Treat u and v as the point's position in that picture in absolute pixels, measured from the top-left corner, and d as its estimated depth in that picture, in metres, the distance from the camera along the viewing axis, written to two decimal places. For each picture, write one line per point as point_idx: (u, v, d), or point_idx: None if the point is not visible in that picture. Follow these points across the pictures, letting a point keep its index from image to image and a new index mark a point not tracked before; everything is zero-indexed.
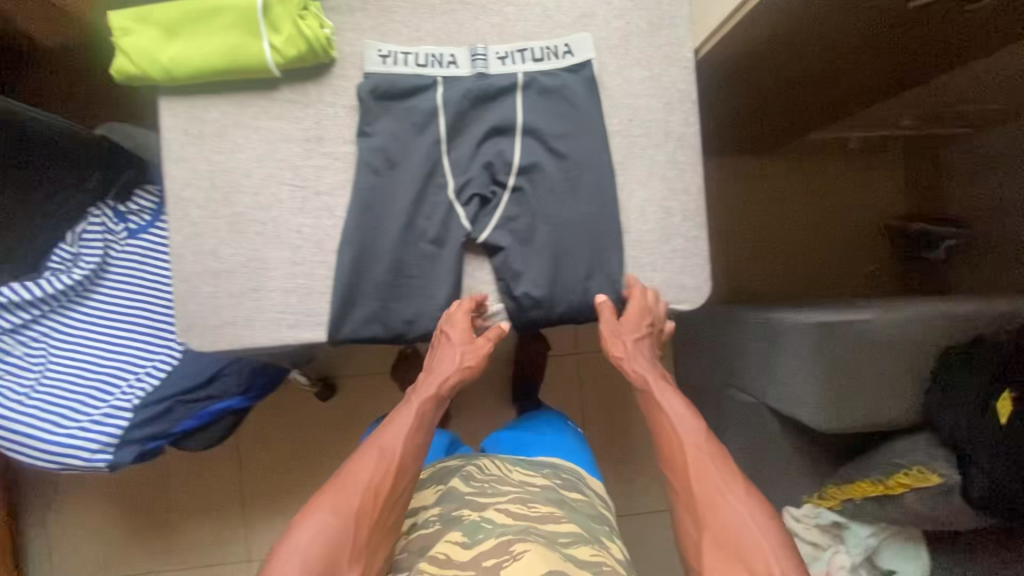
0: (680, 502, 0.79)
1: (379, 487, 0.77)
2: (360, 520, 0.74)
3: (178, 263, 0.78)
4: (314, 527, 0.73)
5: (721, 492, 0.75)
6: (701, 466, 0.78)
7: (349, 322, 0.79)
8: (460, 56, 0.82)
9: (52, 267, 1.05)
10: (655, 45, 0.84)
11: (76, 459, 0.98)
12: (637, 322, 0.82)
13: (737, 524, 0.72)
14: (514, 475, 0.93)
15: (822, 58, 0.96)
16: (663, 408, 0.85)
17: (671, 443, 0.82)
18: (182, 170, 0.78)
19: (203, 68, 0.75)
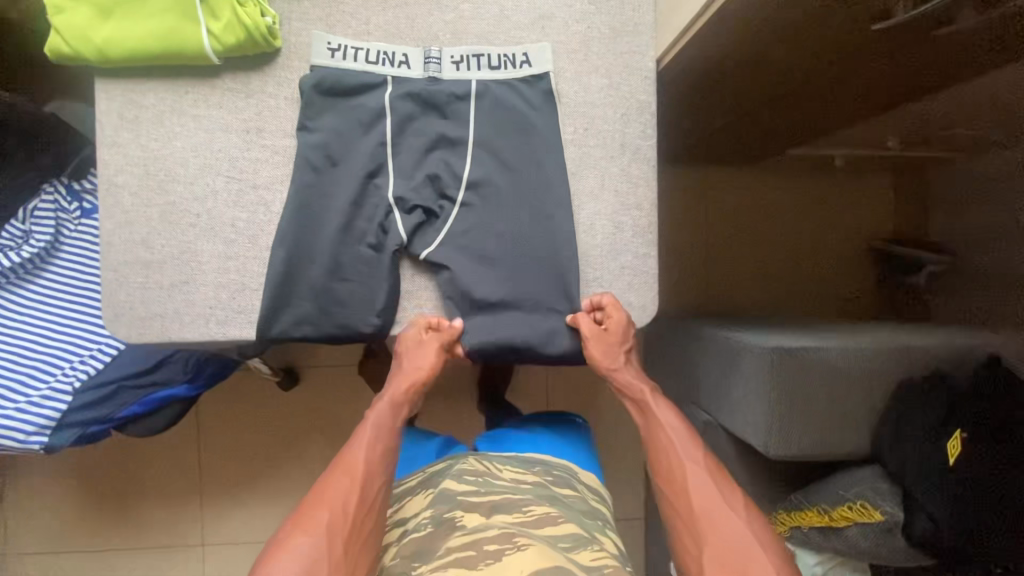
0: (676, 518, 0.73)
1: (351, 502, 0.72)
2: (335, 537, 0.68)
3: (107, 250, 0.76)
4: (286, 556, 0.66)
5: (719, 504, 0.71)
6: (700, 479, 0.74)
7: (280, 321, 0.77)
8: (413, 57, 0.79)
9: (3, 243, 1.03)
10: (615, 52, 0.81)
11: (10, 440, 0.96)
12: (621, 335, 0.80)
13: (739, 537, 0.68)
14: (506, 473, 0.87)
15: (796, 70, 0.93)
16: (657, 418, 0.83)
17: (667, 453, 0.78)
18: (115, 155, 0.76)
19: (138, 51, 0.72)
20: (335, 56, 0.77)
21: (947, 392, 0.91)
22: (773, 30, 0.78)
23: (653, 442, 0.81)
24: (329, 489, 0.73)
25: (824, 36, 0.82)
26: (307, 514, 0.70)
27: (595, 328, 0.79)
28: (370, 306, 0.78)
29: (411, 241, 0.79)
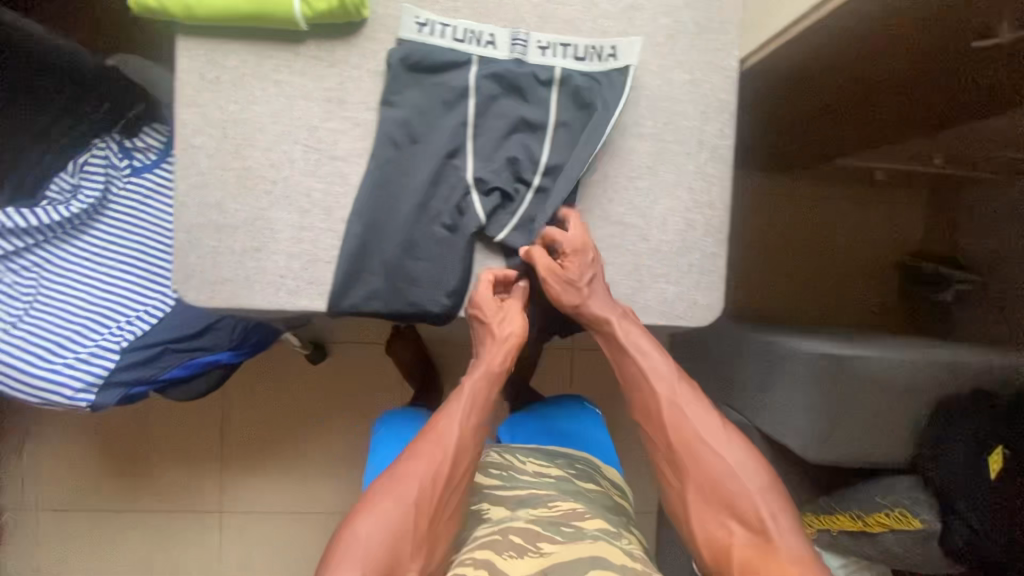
0: (658, 453, 0.77)
1: (438, 478, 0.71)
2: (421, 515, 0.69)
3: (181, 212, 0.75)
4: (373, 523, 0.67)
5: (699, 437, 0.74)
6: (678, 415, 0.76)
7: (351, 295, 0.77)
8: (501, 38, 0.78)
9: (49, 197, 1.01)
10: (700, 49, 0.81)
11: (58, 396, 0.95)
12: (577, 264, 0.77)
13: (722, 472, 0.72)
14: (528, 466, 0.89)
15: (872, 77, 0.93)
16: (627, 351, 0.79)
17: (644, 390, 0.79)
18: (194, 116, 0.75)
19: (227, 11, 0.71)
20: (424, 31, 0.76)
21: (991, 408, 0.94)
22: (862, 36, 0.78)
23: (630, 377, 0.80)
24: (418, 461, 0.72)
25: (912, 44, 0.82)
26: (392, 482, 0.71)
27: (551, 266, 0.77)
28: (440, 286, 0.78)
29: (485, 226, 0.78)
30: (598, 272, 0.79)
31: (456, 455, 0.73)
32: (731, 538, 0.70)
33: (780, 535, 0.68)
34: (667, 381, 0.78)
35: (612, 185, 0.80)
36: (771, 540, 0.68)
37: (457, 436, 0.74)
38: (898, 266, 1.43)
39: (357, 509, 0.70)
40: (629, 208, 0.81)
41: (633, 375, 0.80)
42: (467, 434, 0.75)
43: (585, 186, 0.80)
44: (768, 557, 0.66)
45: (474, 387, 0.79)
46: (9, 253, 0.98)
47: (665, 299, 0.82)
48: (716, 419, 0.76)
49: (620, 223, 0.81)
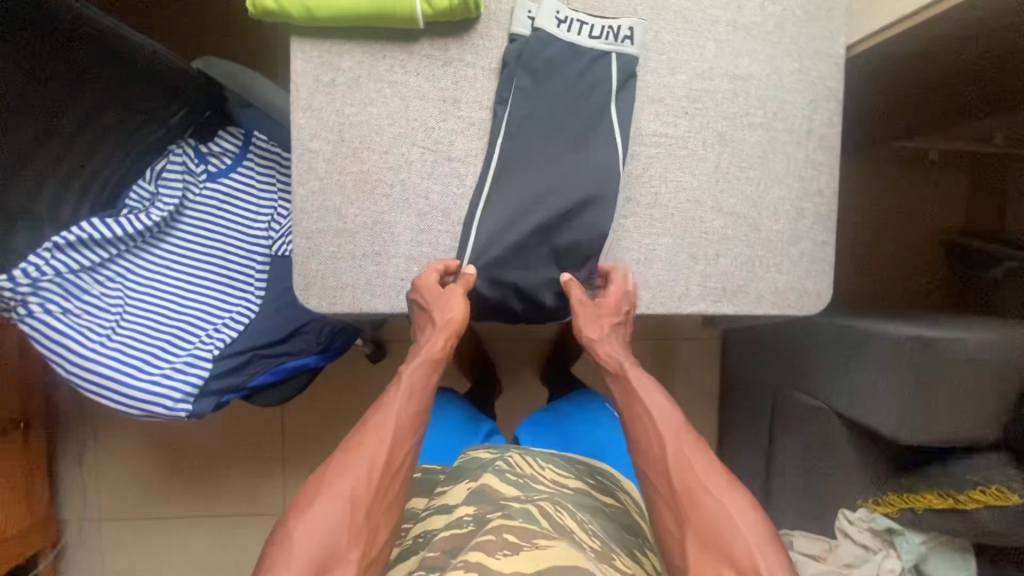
0: (654, 495, 0.68)
1: (376, 466, 0.66)
2: (357, 505, 0.63)
3: (300, 218, 0.74)
4: (306, 521, 0.61)
5: (701, 482, 0.66)
6: (683, 462, 0.68)
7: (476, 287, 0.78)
8: (603, 31, 0.76)
9: (130, 205, 0.98)
10: (808, 36, 0.80)
11: (158, 407, 0.92)
12: (615, 307, 0.78)
13: (725, 522, 0.63)
14: (546, 474, 0.87)
15: (961, 58, 0.94)
16: (635, 390, 0.75)
17: (648, 429, 0.71)
18: (310, 119, 0.74)
19: (345, 10, 0.70)
20: (535, 26, 0.75)
21: None
22: (974, 17, 0.78)
23: (630, 416, 0.73)
24: (356, 453, 0.66)
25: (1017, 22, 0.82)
26: (326, 477, 0.65)
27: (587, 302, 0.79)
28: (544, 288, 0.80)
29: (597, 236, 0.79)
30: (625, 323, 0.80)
31: (394, 442, 0.68)
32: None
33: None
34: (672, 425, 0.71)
35: (725, 176, 0.80)
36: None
37: (393, 424, 0.69)
38: (946, 245, 1.37)
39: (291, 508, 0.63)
40: (741, 198, 0.81)
41: (639, 419, 0.73)
42: (404, 420, 0.69)
43: (698, 179, 0.80)
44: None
45: (412, 375, 0.74)
46: (93, 265, 0.93)
47: (777, 288, 0.82)
48: (718, 467, 0.68)
49: (732, 214, 0.81)
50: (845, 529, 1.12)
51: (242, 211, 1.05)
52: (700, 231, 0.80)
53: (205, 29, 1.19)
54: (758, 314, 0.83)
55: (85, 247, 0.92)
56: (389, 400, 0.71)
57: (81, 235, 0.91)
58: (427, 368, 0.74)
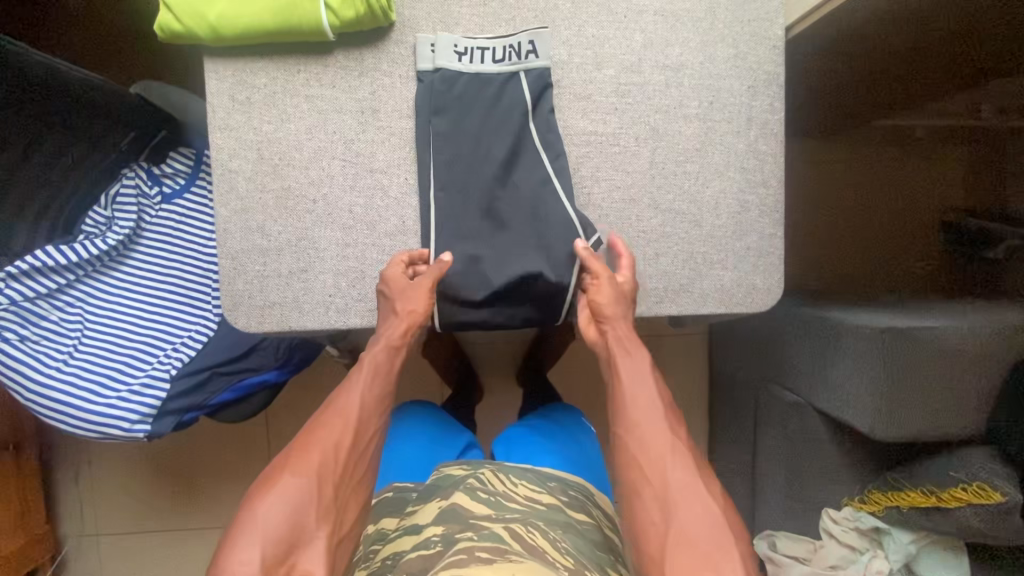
0: (643, 486, 0.64)
1: (341, 446, 0.65)
2: (324, 483, 0.62)
3: (224, 237, 0.74)
4: (271, 500, 0.60)
5: (691, 480, 0.63)
6: (674, 458, 0.65)
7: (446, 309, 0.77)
8: (506, 52, 0.74)
9: (86, 231, 0.99)
10: (743, 20, 0.76)
11: (115, 429, 0.94)
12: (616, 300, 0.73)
13: (711, 524, 0.59)
14: (520, 490, 0.82)
15: (924, 30, 0.88)
16: (642, 377, 0.71)
17: (642, 423, 0.68)
18: (228, 139, 0.73)
19: (252, 28, 0.69)
20: (444, 50, 0.73)
21: None
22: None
23: (629, 400, 0.70)
24: (320, 435, 0.66)
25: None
26: (290, 458, 0.63)
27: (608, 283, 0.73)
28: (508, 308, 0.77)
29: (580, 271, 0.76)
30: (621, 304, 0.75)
31: (359, 425, 0.68)
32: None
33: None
34: (669, 425, 0.68)
35: (660, 171, 0.77)
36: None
37: (357, 405, 0.69)
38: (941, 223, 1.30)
39: (253, 490, 0.61)
40: (679, 194, 0.77)
41: (630, 408, 0.69)
42: (368, 398, 0.70)
43: (632, 176, 0.77)
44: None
45: (375, 358, 0.73)
46: (50, 292, 0.95)
47: (723, 286, 0.78)
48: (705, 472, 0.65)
49: (670, 211, 0.78)
50: (830, 529, 1.07)
51: (195, 234, 1.05)
52: (637, 230, 0.78)
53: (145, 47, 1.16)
54: (704, 313, 0.79)
55: (39, 275, 0.93)
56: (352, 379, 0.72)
57: (36, 263, 0.93)
58: (389, 353, 0.74)
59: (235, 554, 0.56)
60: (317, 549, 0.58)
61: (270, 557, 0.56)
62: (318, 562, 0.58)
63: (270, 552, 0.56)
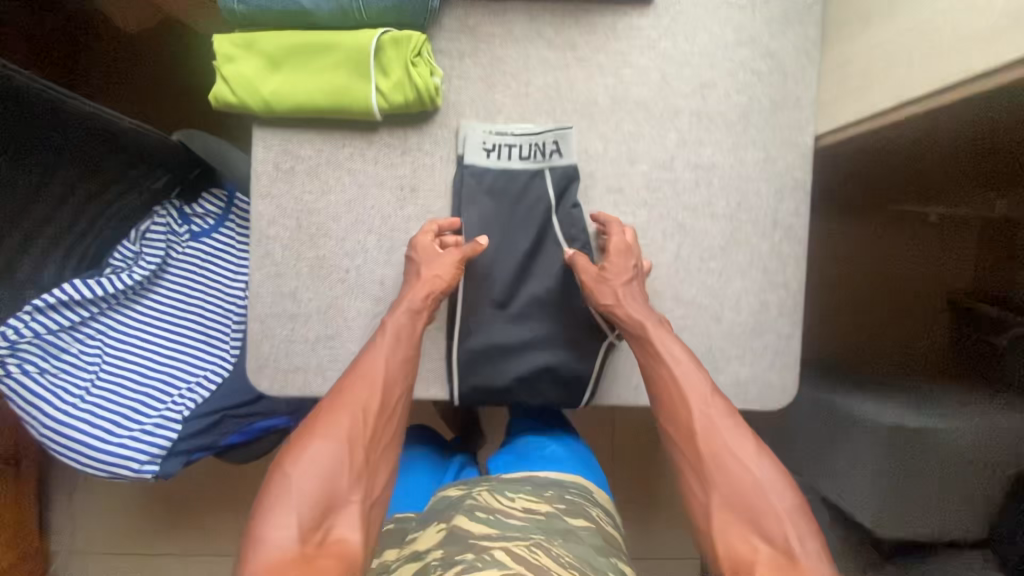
0: (682, 460, 0.67)
1: (368, 412, 0.67)
2: (353, 450, 0.64)
3: (256, 300, 0.75)
4: (304, 467, 0.61)
5: (727, 449, 0.65)
6: (709, 427, 0.66)
7: (466, 385, 0.78)
8: (531, 150, 0.76)
9: (112, 264, 0.99)
10: (774, 126, 0.79)
11: (124, 469, 0.94)
12: (620, 263, 0.73)
13: (754, 492, 0.62)
14: (517, 505, 0.78)
15: (946, 148, 0.90)
16: (663, 357, 0.70)
17: (677, 403, 0.69)
18: (269, 206, 0.75)
19: (303, 105, 0.71)
20: (482, 138, 0.75)
21: None
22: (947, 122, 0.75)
23: (659, 383, 0.71)
24: (345, 399, 0.67)
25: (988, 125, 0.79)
26: (315, 424, 0.65)
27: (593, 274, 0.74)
28: (527, 388, 0.78)
29: (604, 359, 0.78)
30: (639, 274, 0.74)
31: (384, 388, 0.69)
32: (754, 557, 0.59)
33: (809, 560, 0.57)
34: (701, 394, 0.68)
35: (685, 265, 0.79)
36: (799, 563, 0.57)
37: (382, 370, 0.70)
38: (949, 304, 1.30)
39: (285, 456, 0.63)
40: (701, 289, 0.79)
41: (663, 383, 0.70)
42: (393, 362, 0.71)
43: (657, 268, 0.79)
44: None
45: (397, 323, 0.72)
46: (73, 324, 0.96)
47: (738, 380, 0.80)
48: (747, 435, 0.66)
49: (692, 304, 0.79)
50: None
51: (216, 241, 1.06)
52: None
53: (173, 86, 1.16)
54: None
55: (65, 308, 0.94)
56: (376, 345, 0.71)
57: (61, 297, 0.93)
58: (411, 316, 0.73)
59: (273, 521, 0.58)
60: (352, 514, 0.61)
61: (310, 521, 0.58)
62: (352, 529, 0.60)
63: (308, 513, 0.59)
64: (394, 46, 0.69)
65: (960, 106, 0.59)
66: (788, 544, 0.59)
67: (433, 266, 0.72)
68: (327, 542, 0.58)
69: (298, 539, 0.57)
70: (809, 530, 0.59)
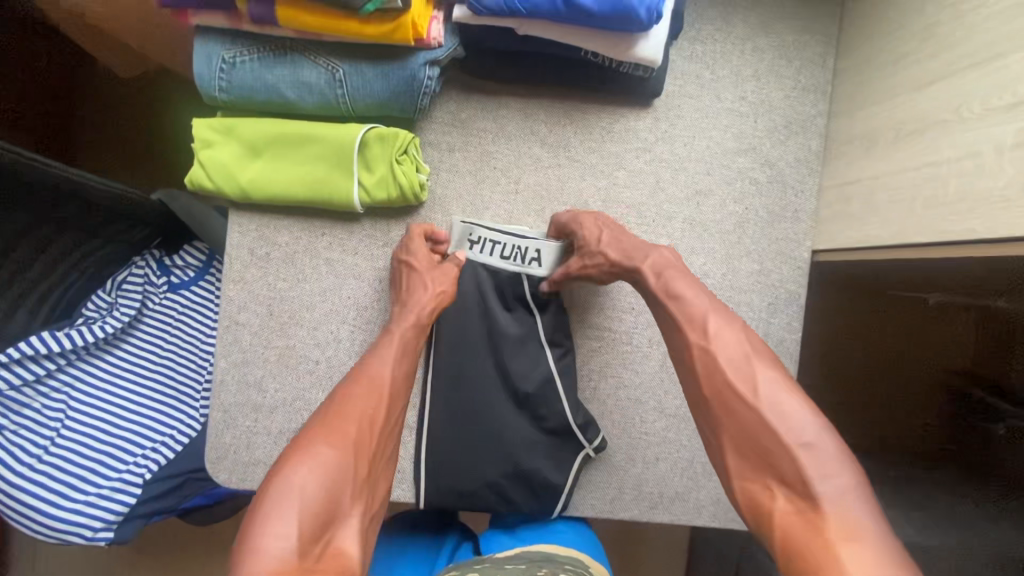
0: (692, 406, 0.57)
1: (375, 418, 0.57)
2: (358, 460, 0.53)
3: (220, 388, 0.72)
4: (303, 469, 0.49)
5: (729, 383, 0.53)
6: (709, 360, 0.55)
7: (434, 488, 0.74)
8: (513, 252, 0.73)
9: (85, 315, 0.91)
10: (770, 237, 0.76)
11: (76, 536, 0.86)
12: (591, 227, 0.69)
13: (763, 430, 0.50)
14: None
15: (947, 283, 0.86)
16: (669, 297, 0.61)
17: (680, 346, 0.58)
18: (241, 292, 0.72)
19: (281, 195, 0.68)
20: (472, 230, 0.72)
21: None
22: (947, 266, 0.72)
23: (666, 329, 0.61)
24: (348, 403, 0.57)
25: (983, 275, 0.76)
26: (314, 430, 0.53)
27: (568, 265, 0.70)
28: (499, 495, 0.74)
29: (579, 467, 0.75)
30: (610, 223, 0.70)
31: (390, 395, 0.60)
32: (773, 505, 0.49)
33: (836, 504, 0.46)
34: (697, 325, 0.57)
35: (670, 375, 0.76)
36: (824, 511, 0.46)
37: (389, 380, 0.61)
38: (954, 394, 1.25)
39: (280, 459, 0.50)
40: (685, 400, 0.76)
41: (664, 319, 0.61)
42: (399, 371, 0.62)
43: (641, 376, 0.76)
44: (821, 534, 0.45)
45: (403, 337, 0.65)
46: (38, 378, 0.86)
47: (719, 498, 0.76)
48: (754, 363, 0.54)
49: (675, 416, 0.76)
50: None
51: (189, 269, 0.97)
52: (639, 431, 0.76)
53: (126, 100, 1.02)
54: (697, 523, 0.76)
55: (30, 362, 0.84)
56: (381, 351, 0.63)
57: (28, 351, 0.83)
58: (416, 333, 0.66)
59: (265, 525, 0.45)
60: (354, 525, 0.49)
61: (309, 530, 0.46)
62: (352, 539, 0.49)
63: (309, 524, 0.46)
64: (380, 143, 0.67)
65: (960, 259, 0.56)
66: (806, 486, 0.47)
67: (432, 275, 0.69)
68: (326, 556, 0.46)
69: (296, 551, 0.45)
70: (834, 463, 0.48)
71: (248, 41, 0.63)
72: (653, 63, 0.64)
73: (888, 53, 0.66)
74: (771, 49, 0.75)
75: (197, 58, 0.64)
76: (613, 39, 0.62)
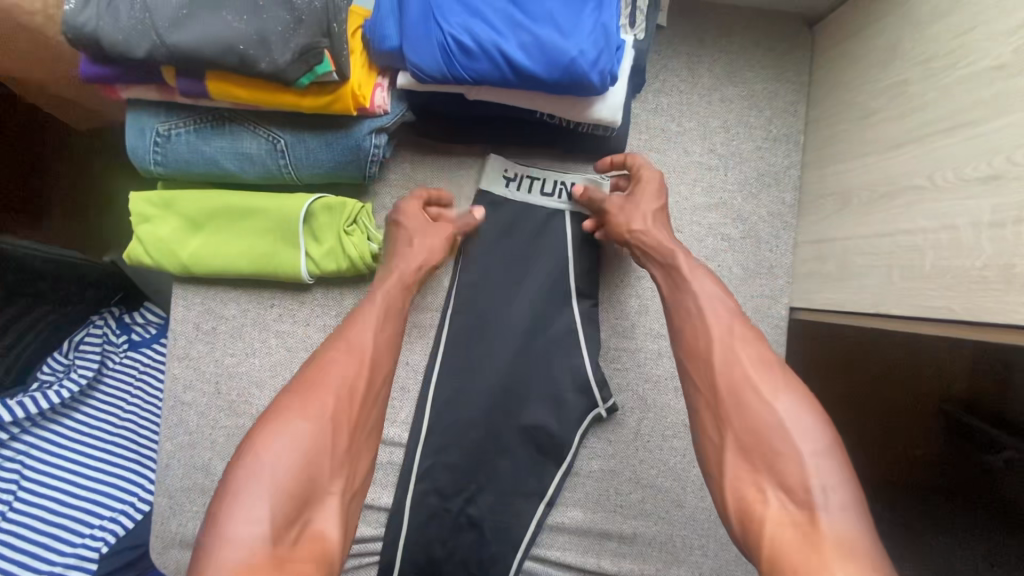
0: (692, 394, 0.52)
1: (355, 388, 0.51)
2: (335, 432, 0.48)
3: (167, 472, 0.68)
4: (276, 447, 0.45)
5: (747, 381, 0.48)
6: (727, 352, 0.50)
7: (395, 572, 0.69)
8: (555, 187, 0.70)
9: (40, 379, 0.80)
10: (746, 295, 0.71)
11: None
12: (654, 191, 0.63)
13: (777, 435, 0.46)
14: None
15: None
16: (686, 288, 0.56)
17: (695, 332, 0.53)
18: (186, 369, 0.68)
19: (225, 271, 0.65)
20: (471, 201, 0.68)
21: None
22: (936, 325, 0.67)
23: (676, 319, 0.55)
24: (324, 370, 0.51)
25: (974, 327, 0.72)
26: (286, 402, 0.49)
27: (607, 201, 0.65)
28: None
29: (587, 427, 0.70)
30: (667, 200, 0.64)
31: (372, 362, 0.53)
32: (764, 511, 0.44)
33: (834, 520, 0.42)
34: (721, 319, 0.52)
35: (645, 443, 0.71)
36: (819, 525, 0.42)
37: (371, 347, 0.54)
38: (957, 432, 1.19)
39: (254, 432, 0.47)
40: (662, 469, 0.71)
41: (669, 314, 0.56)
42: (383, 336, 0.55)
43: (614, 446, 0.71)
44: (815, 551, 0.40)
45: (387, 297, 0.58)
46: None
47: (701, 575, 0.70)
48: (777, 371, 0.49)
49: (651, 486, 0.71)
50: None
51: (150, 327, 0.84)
52: (613, 505, 0.71)
53: (61, 152, 0.92)
54: None
55: None
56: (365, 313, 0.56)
57: None
58: (402, 291, 0.60)
59: (235, 513, 0.42)
60: (334, 506, 0.47)
61: (282, 516, 0.43)
62: (332, 522, 0.46)
63: (281, 508, 0.43)
64: (327, 213, 0.63)
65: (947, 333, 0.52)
66: (807, 499, 0.43)
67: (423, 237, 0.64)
68: (301, 543, 0.44)
69: (270, 539, 0.42)
70: (838, 479, 0.43)
71: (184, 113, 0.60)
72: (613, 123, 0.60)
73: (858, 108, 0.63)
74: (739, 100, 0.72)
75: (131, 132, 0.61)
76: (568, 101, 0.59)
